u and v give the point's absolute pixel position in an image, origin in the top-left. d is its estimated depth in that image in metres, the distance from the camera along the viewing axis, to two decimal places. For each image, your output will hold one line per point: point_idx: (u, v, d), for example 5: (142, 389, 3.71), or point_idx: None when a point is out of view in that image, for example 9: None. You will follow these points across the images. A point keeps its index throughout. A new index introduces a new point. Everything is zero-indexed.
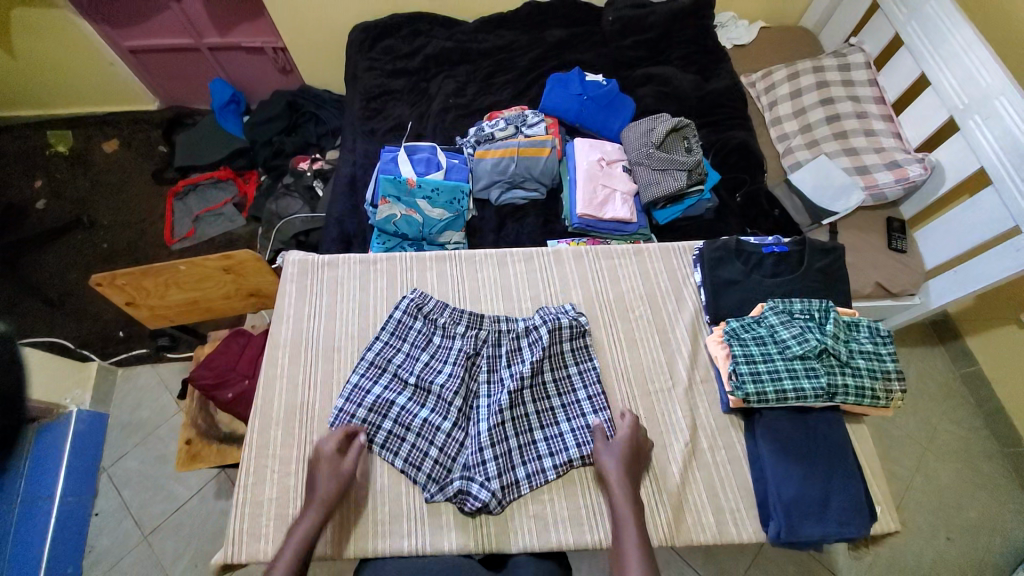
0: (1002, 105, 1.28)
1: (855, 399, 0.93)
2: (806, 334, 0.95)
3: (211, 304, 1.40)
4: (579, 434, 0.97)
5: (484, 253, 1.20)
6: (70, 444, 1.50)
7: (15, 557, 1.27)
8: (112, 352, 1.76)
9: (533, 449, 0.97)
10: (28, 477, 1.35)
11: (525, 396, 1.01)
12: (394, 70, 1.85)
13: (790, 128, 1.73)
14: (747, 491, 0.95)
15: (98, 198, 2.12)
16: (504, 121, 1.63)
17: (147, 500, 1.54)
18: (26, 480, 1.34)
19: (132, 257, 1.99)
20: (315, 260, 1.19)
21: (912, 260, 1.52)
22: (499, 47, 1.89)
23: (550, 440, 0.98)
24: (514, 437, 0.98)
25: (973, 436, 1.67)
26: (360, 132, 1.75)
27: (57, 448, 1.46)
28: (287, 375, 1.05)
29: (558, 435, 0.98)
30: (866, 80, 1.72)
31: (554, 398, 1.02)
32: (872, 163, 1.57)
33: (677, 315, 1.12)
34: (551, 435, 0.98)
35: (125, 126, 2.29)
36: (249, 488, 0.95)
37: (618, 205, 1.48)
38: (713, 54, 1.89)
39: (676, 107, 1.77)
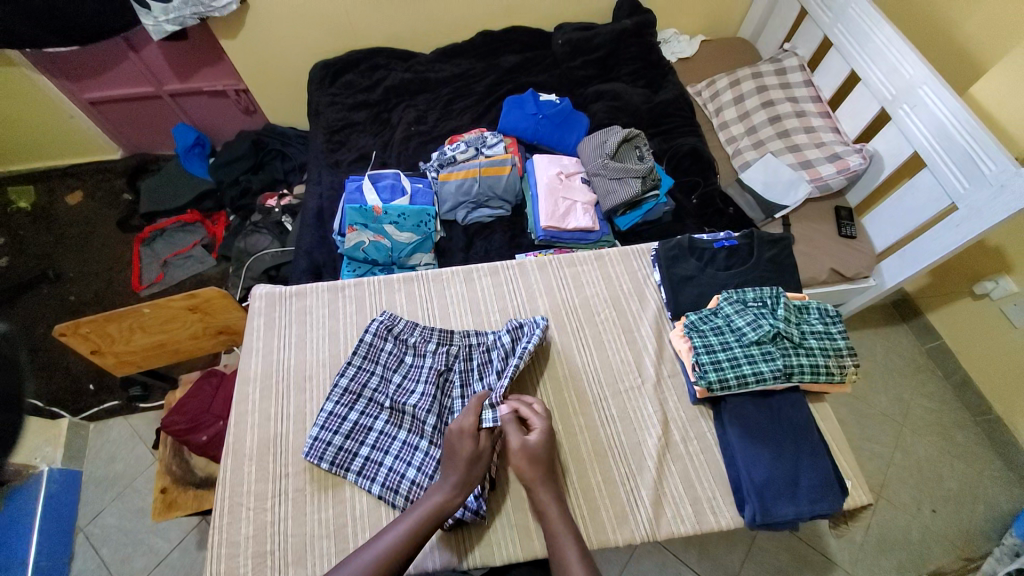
0: (925, 94, 1.38)
1: (813, 378, 0.97)
2: (760, 320, 0.98)
3: (179, 346, 1.39)
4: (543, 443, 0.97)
5: (450, 270, 1.22)
6: (43, 505, 1.43)
7: None
8: (84, 406, 1.71)
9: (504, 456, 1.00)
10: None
11: None
12: (356, 103, 1.90)
13: (737, 131, 1.83)
14: (722, 479, 0.97)
15: (62, 252, 2.09)
16: (464, 144, 1.69)
17: (126, 556, 1.48)
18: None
19: (100, 307, 1.96)
20: (282, 292, 1.19)
21: (862, 245, 1.60)
22: (456, 75, 1.97)
23: None
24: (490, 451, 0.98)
25: (945, 407, 1.74)
26: (326, 165, 1.78)
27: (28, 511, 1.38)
28: (258, 409, 1.05)
29: None
30: (802, 81, 1.81)
31: None
32: (815, 157, 1.65)
33: (640, 313, 1.15)
34: None
35: (88, 177, 2.28)
36: (224, 529, 0.93)
37: (580, 215, 1.53)
38: (659, 69, 2.00)
39: (629, 119, 1.86)
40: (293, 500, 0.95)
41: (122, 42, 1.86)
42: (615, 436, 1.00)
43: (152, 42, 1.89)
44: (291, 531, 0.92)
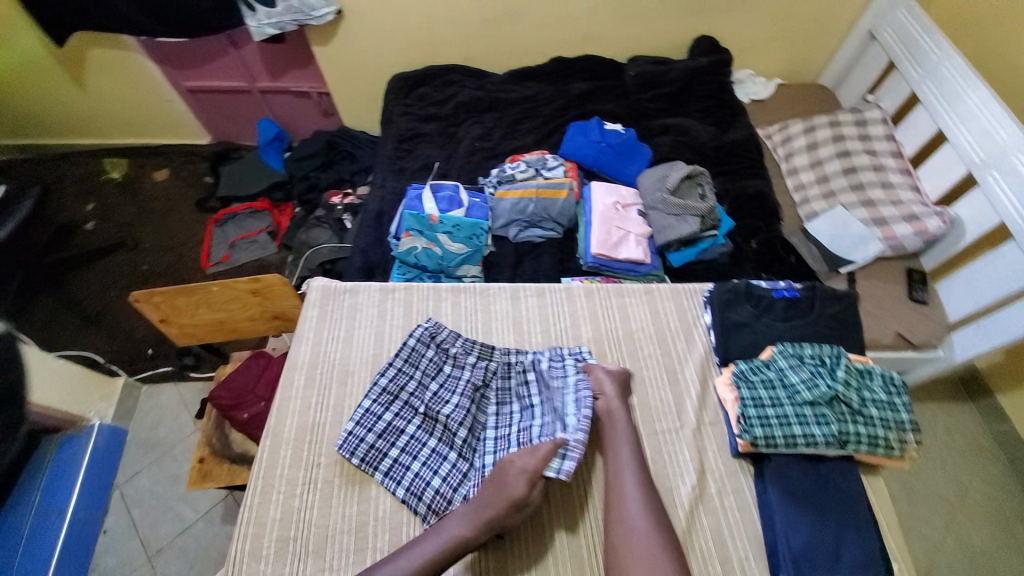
0: (1019, 161, 1.28)
1: (868, 449, 0.90)
2: (816, 380, 0.93)
3: (238, 325, 1.46)
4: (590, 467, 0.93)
5: (498, 286, 1.24)
6: (89, 458, 1.56)
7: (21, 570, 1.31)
8: (142, 368, 1.85)
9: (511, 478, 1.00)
10: (42, 493, 1.41)
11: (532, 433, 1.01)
12: (427, 114, 1.99)
13: (807, 178, 1.76)
14: (757, 541, 0.91)
15: (144, 223, 2.28)
16: (525, 164, 1.72)
17: (155, 520, 1.56)
18: (40, 496, 1.40)
19: (168, 278, 2.11)
20: (337, 287, 1.24)
21: (934, 312, 1.49)
22: (525, 97, 2.02)
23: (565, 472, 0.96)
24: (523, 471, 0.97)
25: (1010, 497, 1.56)
26: (391, 170, 1.86)
27: (74, 463, 1.52)
28: (301, 396, 1.09)
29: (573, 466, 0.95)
30: (883, 134, 1.73)
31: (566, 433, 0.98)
32: (890, 214, 1.57)
33: (686, 355, 1.12)
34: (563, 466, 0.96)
35: (176, 158, 2.50)
36: (255, 508, 0.96)
37: (632, 246, 1.52)
38: (730, 108, 1.97)
39: (693, 155, 1.84)
40: (321, 490, 0.98)
41: (227, 39, 2.04)
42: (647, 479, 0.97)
43: (252, 42, 2.06)
44: (315, 520, 0.95)
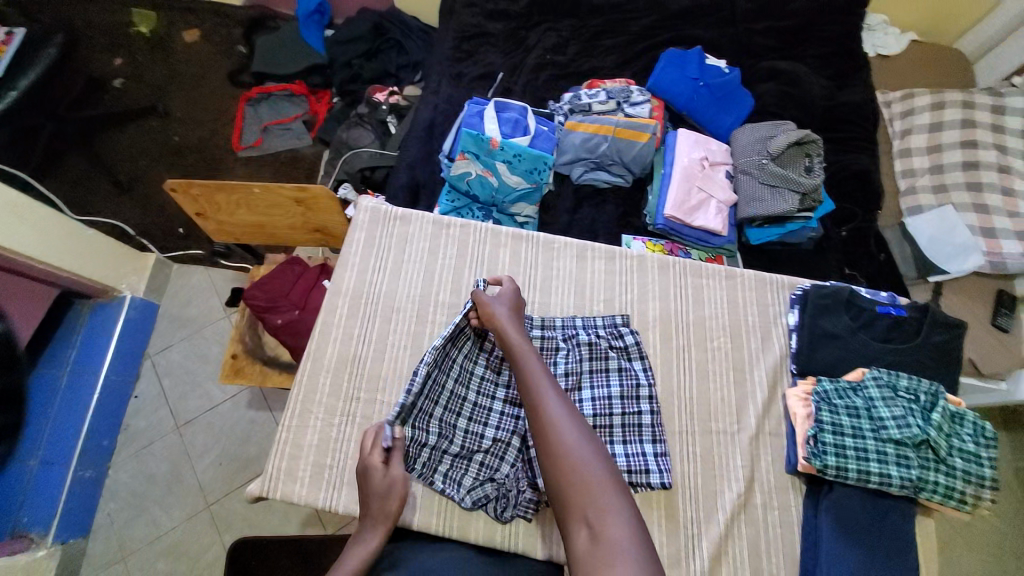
0: None
1: (941, 499, 0.85)
2: (909, 419, 0.84)
3: (276, 232, 1.36)
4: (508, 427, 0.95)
5: (565, 241, 1.10)
6: (121, 328, 1.54)
7: (59, 419, 1.38)
8: (171, 247, 1.77)
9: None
10: (78, 352, 1.46)
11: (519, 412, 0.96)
12: (495, 10, 1.70)
13: (918, 164, 1.52)
14: (793, 560, 0.88)
15: (173, 89, 2.09)
16: (606, 94, 1.49)
17: (184, 393, 1.60)
18: (76, 354, 1.45)
19: (199, 156, 1.97)
20: (387, 211, 1.11)
21: (1012, 342, 1.34)
22: (612, 5, 1.71)
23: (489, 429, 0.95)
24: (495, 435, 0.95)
25: None
26: (447, 74, 1.63)
27: (110, 326, 1.53)
28: (344, 326, 1.01)
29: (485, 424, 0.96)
30: (1021, 130, 1.48)
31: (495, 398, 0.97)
32: (1002, 228, 1.38)
33: (759, 355, 1.01)
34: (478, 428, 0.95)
35: (209, 18, 2.22)
36: (292, 429, 0.93)
37: (711, 214, 1.35)
38: (852, 60, 1.66)
39: (797, 113, 1.57)
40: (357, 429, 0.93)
41: None
42: (692, 476, 0.92)
43: None
44: (351, 454, 0.92)
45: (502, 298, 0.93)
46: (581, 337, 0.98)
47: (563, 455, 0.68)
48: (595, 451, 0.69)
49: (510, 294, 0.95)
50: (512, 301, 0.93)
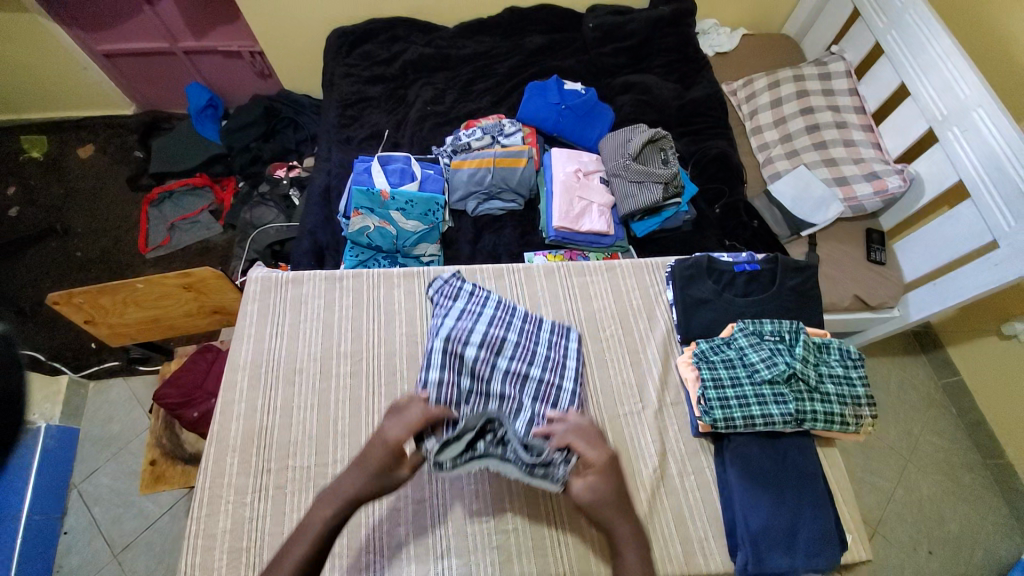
0: (979, 118, 1.25)
1: (825, 425, 0.92)
2: (775, 358, 0.94)
3: (172, 322, 1.38)
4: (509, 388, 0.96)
5: (454, 270, 1.18)
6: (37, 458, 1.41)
7: None
8: (85, 364, 1.67)
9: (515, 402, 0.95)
10: None
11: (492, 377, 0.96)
12: (372, 76, 1.82)
13: (770, 137, 1.71)
14: (716, 519, 0.93)
15: (72, 205, 2.06)
16: (481, 130, 1.61)
17: (118, 516, 1.46)
18: None
19: (107, 267, 1.93)
20: (278, 278, 1.15)
21: (891, 273, 1.49)
22: (478, 54, 1.87)
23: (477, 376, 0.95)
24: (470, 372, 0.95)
25: (952, 445, 1.67)
26: (335, 141, 1.71)
27: (25, 464, 1.37)
28: (247, 398, 1.02)
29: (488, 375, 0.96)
30: (847, 89, 1.69)
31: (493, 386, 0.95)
32: (851, 174, 1.55)
33: (648, 333, 1.11)
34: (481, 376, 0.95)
35: (101, 132, 2.23)
36: (202, 520, 0.91)
37: (595, 218, 1.47)
38: (694, 63, 1.89)
39: (656, 116, 1.76)
40: (271, 499, 0.93)
41: None
42: None
43: None
44: (268, 529, 0.91)
45: (579, 431, 0.81)
46: (532, 373, 0.98)
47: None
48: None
49: (581, 427, 0.82)
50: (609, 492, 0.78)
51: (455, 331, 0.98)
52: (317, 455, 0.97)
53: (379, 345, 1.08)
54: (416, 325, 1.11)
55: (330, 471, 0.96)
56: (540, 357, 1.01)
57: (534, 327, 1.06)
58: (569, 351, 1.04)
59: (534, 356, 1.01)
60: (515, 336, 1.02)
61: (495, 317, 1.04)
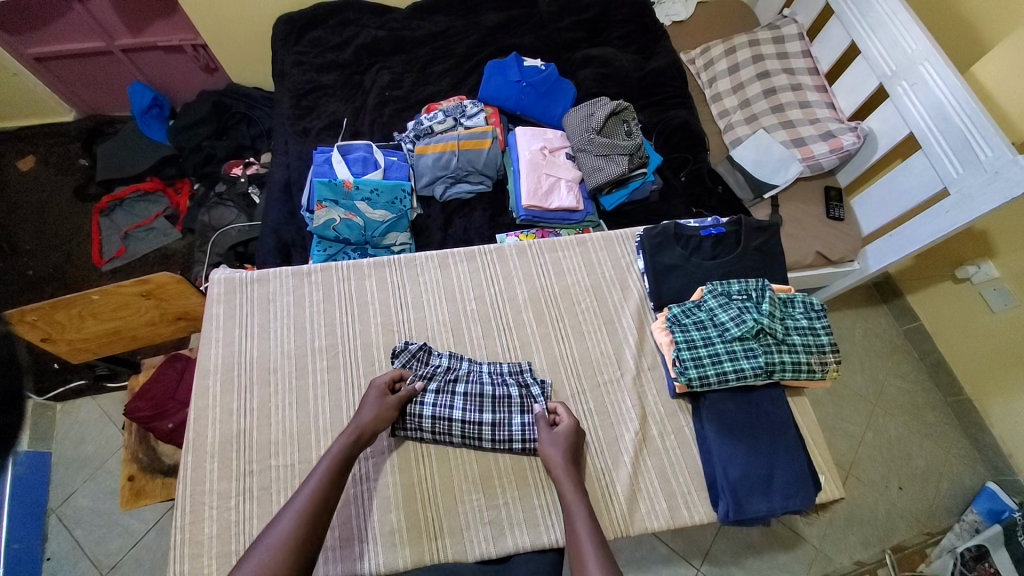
0: (926, 71, 1.29)
1: (793, 375, 0.96)
2: (744, 315, 0.97)
3: (136, 332, 1.33)
4: (501, 403, 0.97)
5: (425, 255, 1.16)
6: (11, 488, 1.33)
7: None
8: (48, 386, 1.59)
9: (506, 426, 0.96)
10: None
11: (484, 402, 0.97)
12: (325, 63, 1.75)
13: (730, 104, 1.74)
14: (697, 474, 0.96)
15: (16, 222, 1.93)
16: (442, 113, 1.57)
17: (102, 536, 1.41)
18: None
19: (61, 283, 1.83)
20: (243, 277, 1.12)
21: (850, 228, 1.55)
22: (435, 34, 1.82)
23: (467, 398, 0.97)
24: (464, 400, 0.97)
25: (916, 386, 1.77)
26: (292, 133, 1.64)
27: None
28: (221, 402, 1.00)
29: (478, 393, 0.98)
30: (800, 51, 1.73)
31: (485, 413, 0.96)
32: (808, 134, 1.58)
33: (623, 303, 1.13)
34: (471, 393, 0.98)
35: (39, 141, 2.09)
36: (187, 528, 0.89)
37: (564, 194, 1.47)
38: (651, 33, 1.89)
39: (618, 88, 1.75)
40: (256, 501, 0.92)
41: None
42: (592, 431, 0.99)
43: None
44: (256, 530, 0.89)
45: (557, 441, 0.90)
46: (512, 421, 0.96)
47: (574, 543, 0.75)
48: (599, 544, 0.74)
49: (568, 435, 0.91)
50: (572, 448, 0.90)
51: (439, 423, 0.95)
52: (300, 452, 0.96)
53: (354, 337, 1.06)
54: (390, 315, 1.09)
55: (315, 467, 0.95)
56: (518, 423, 0.96)
57: (502, 385, 1.00)
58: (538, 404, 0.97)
59: (512, 421, 0.96)
60: (494, 410, 0.96)
61: (470, 391, 0.98)
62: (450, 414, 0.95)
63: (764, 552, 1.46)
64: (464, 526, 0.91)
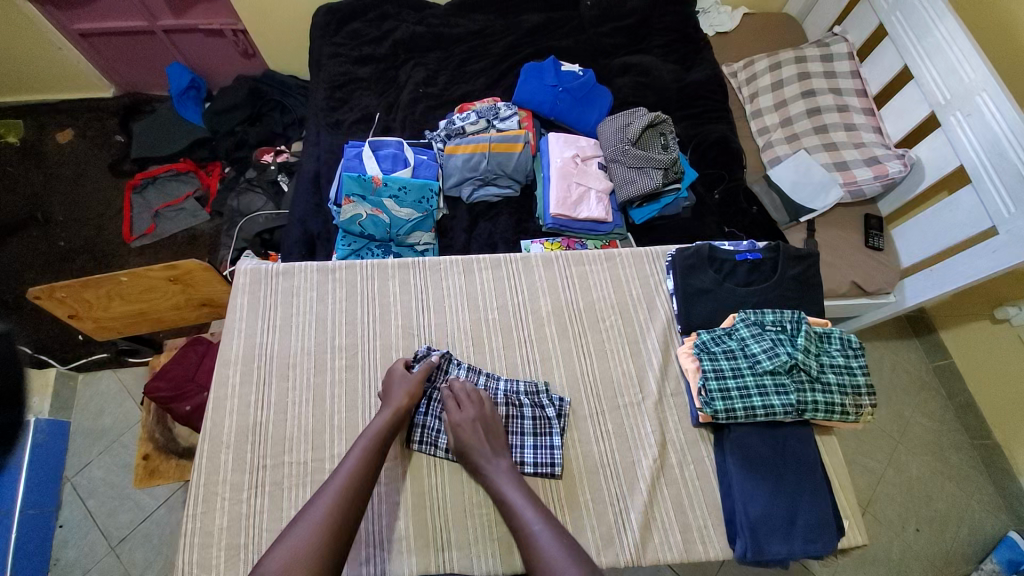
0: (984, 102, 1.22)
1: (825, 416, 0.92)
2: (777, 349, 0.93)
3: (160, 315, 1.35)
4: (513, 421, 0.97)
5: (450, 259, 1.15)
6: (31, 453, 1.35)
7: None
8: (73, 356, 1.62)
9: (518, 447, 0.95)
10: None
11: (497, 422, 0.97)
12: (361, 56, 1.75)
13: (770, 121, 1.68)
14: (715, 507, 0.93)
15: (52, 193, 1.98)
16: (475, 114, 1.55)
17: (114, 508, 1.44)
18: None
19: (91, 257, 1.87)
20: (268, 269, 1.12)
21: (889, 258, 1.48)
22: (472, 33, 1.80)
23: None
24: None
25: (943, 427, 1.69)
26: (324, 124, 1.64)
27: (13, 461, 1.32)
28: (239, 394, 1.00)
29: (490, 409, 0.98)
30: (848, 71, 1.66)
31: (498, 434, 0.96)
32: (851, 158, 1.52)
33: (649, 324, 1.10)
34: None
35: (79, 115, 2.13)
36: (197, 518, 0.90)
37: (593, 204, 1.44)
38: (693, 43, 1.84)
39: (655, 99, 1.72)
40: (267, 497, 0.92)
41: None
42: (609, 454, 0.96)
43: None
44: (265, 526, 0.89)
45: (469, 423, 0.91)
46: (524, 440, 0.95)
47: (527, 538, 0.76)
48: (552, 534, 0.76)
49: (476, 416, 0.92)
50: (490, 436, 0.91)
51: None
52: (313, 451, 0.95)
53: (374, 339, 1.06)
54: (412, 318, 1.08)
55: (327, 467, 0.94)
56: (530, 443, 0.95)
57: (515, 404, 0.98)
58: (552, 425, 0.96)
59: (523, 441, 0.95)
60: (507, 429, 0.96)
61: None
62: None
63: None
64: (473, 541, 0.90)
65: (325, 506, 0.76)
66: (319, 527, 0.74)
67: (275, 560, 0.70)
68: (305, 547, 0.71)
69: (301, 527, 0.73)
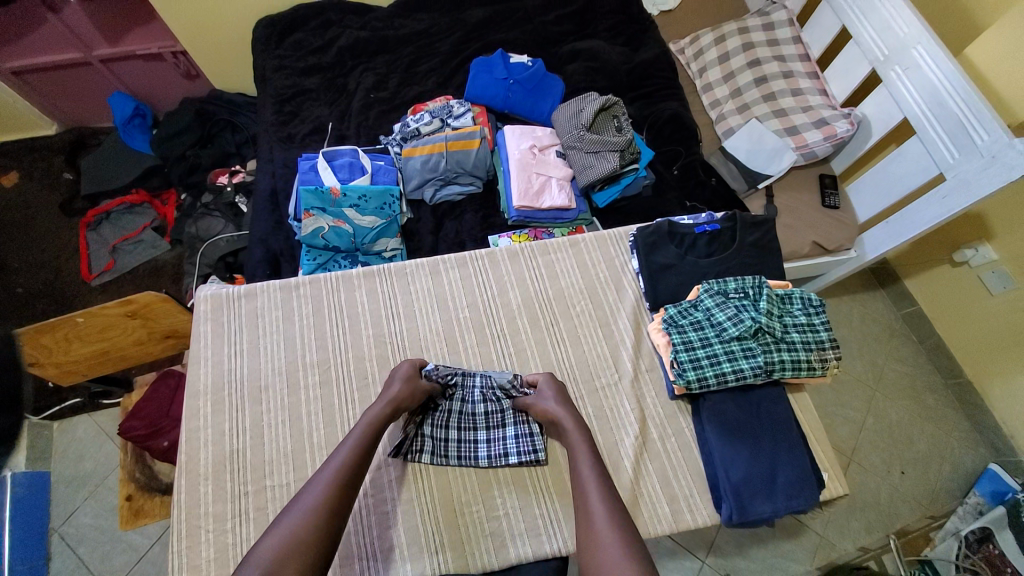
0: (919, 54, 1.26)
1: (794, 373, 0.95)
2: (741, 314, 0.95)
3: (124, 353, 1.32)
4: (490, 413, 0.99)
5: (415, 263, 1.14)
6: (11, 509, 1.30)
7: None
8: (43, 404, 1.55)
9: (501, 442, 0.97)
10: None
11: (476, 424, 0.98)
12: (307, 66, 1.71)
13: (721, 94, 1.71)
14: (699, 476, 0.96)
15: (2, 240, 1.89)
16: (429, 114, 1.54)
17: (104, 555, 1.39)
18: None
19: (52, 301, 1.80)
20: (229, 293, 1.09)
21: (846, 215, 1.52)
22: (418, 32, 1.78)
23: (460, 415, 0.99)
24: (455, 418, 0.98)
25: (916, 371, 1.76)
26: (277, 139, 1.61)
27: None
28: (212, 424, 0.98)
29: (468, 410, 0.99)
30: (790, 37, 1.70)
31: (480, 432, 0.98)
32: (801, 122, 1.56)
33: (617, 305, 1.11)
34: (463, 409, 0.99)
35: (22, 157, 2.04)
36: (184, 553, 0.88)
37: (555, 192, 1.44)
38: (639, 24, 1.85)
39: (607, 82, 1.73)
40: (254, 523, 0.90)
41: None
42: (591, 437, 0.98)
43: None
44: None
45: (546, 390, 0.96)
46: (507, 434, 0.97)
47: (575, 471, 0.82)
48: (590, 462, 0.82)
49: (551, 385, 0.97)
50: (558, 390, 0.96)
51: (438, 446, 0.95)
52: (296, 472, 0.94)
53: (345, 351, 1.05)
54: (383, 326, 1.07)
55: None
56: (513, 436, 0.97)
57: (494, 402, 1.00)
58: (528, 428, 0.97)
59: (506, 435, 0.97)
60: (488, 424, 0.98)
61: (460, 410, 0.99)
62: (447, 438, 0.96)
63: (769, 542, 1.46)
64: (464, 537, 0.90)
65: (316, 495, 0.74)
66: (310, 516, 0.71)
67: (261, 552, 0.66)
68: (297, 534, 0.68)
69: (292, 519, 0.70)
